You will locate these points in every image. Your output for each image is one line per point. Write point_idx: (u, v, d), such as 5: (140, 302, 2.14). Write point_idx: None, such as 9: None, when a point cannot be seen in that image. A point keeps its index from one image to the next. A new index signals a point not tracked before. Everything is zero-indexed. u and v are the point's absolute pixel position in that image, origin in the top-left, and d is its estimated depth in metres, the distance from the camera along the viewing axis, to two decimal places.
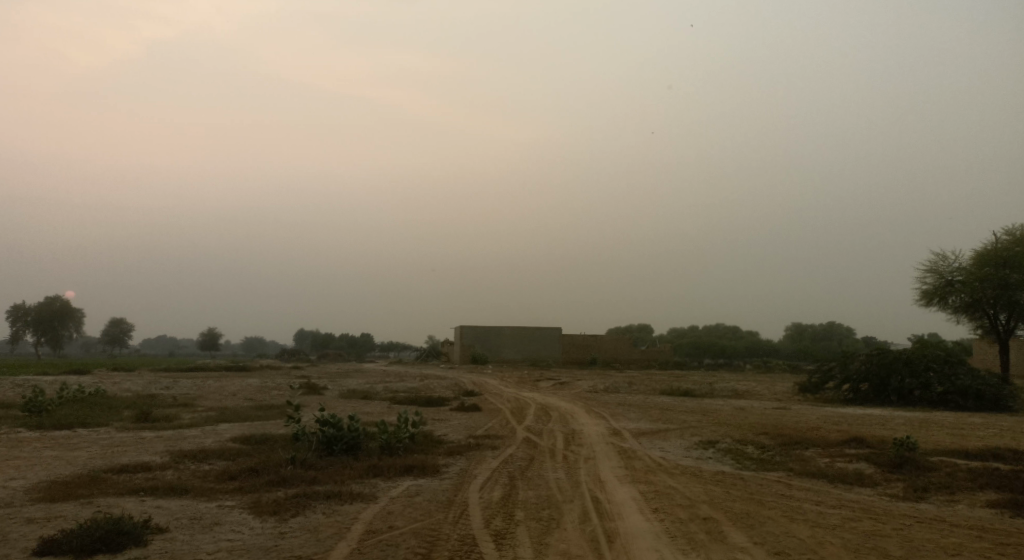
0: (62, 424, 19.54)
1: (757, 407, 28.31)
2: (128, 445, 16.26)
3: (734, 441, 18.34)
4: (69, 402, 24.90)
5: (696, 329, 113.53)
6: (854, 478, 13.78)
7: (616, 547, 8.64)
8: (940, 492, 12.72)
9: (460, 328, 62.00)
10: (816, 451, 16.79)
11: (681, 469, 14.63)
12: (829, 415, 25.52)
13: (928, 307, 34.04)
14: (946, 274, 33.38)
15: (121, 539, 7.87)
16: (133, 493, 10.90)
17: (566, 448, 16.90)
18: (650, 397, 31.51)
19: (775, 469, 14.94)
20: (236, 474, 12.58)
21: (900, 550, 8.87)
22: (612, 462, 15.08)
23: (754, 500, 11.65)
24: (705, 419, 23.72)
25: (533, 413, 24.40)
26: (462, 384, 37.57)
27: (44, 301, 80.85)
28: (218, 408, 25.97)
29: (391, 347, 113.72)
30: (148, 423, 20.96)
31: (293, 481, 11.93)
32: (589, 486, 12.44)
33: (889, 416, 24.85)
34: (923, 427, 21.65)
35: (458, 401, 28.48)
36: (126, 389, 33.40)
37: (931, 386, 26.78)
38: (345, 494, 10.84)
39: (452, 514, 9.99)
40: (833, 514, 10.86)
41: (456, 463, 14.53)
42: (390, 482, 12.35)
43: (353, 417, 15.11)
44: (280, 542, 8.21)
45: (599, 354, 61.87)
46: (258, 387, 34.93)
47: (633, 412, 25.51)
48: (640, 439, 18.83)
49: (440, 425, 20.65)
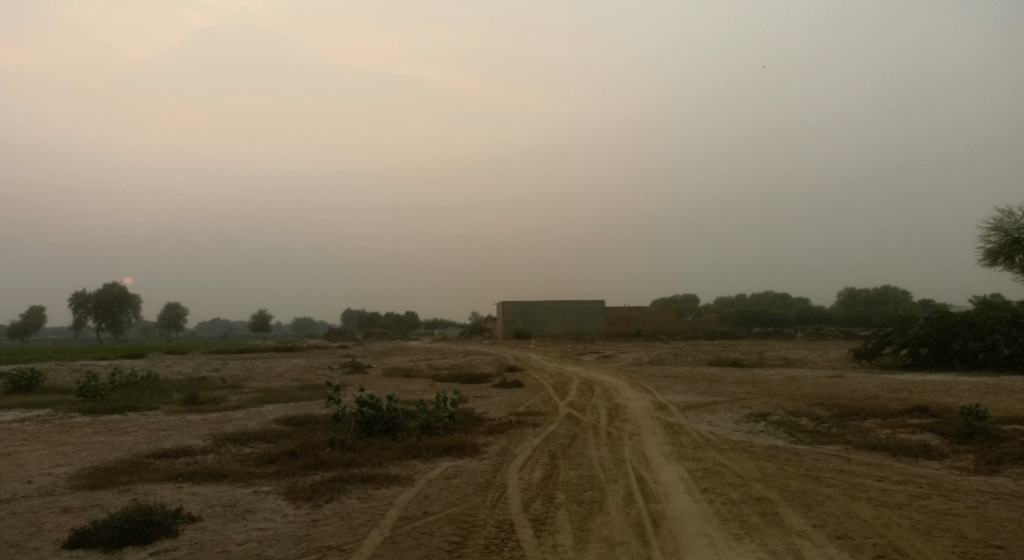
0: (113, 408, 19.72)
1: (809, 376, 27.48)
2: (173, 429, 16.25)
3: (786, 413, 17.66)
4: (121, 386, 25.27)
5: (744, 297, 111.59)
6: (918, 450, 13.07)
7: (663, 532, 8.17)
8: (1015, 465, 11.98)
9: (504, 303, 61.65)
10: (875, 422, 16.03)
11: (730, 444, 14.07)
12: (887, 383, 24.60)
13: (992, 267, 32.64)
14: (1012, 232, 31.90)
15: (151, 530, 7.61)
16: (171, 479, 10.74)
17: (611, 424, 16.45)
18: (699, 368, 30.85)
19: (832, 442, 14.28)
20: (275, 457, 12.41)
21: (977, 532, 8.22)
22: (659, 439, 14.59)
23: (811, 478, 11.05)
24: (755, 390, 23.09)
25: (577, 388, 24.04)
26: (506, 360, 37.44)
27: (102, 288, 82.64)
28: (264, 389, 26.13)
29: (436, 325, 114.14)
30: (196, 405, 21.09)
31: (330, 465, 11.69)
32: (633, 465, 12.01)
33: (952, 382, 23.82)
34: (989, 393, 20.66)
35: (500, 377, 28.34)
36: (178, 372, 33.86)
37: (996, 348, 25.53)
38: (381, 478, 10.56)
39: (490, 498, 9.64)
40: (899, 491, 10.20)
41: (497, 443, 14.19)
42: (428, 464, 12.09)
43: (391, 397, 14.86)
44: (312, 531, 7.92)
45: (644, 326, 61.54)
46: (305, 367, 35.13)
47: (679, 384, 24.89)
48: (687, 413, 18.31)
49: (483, 403, 20.39)
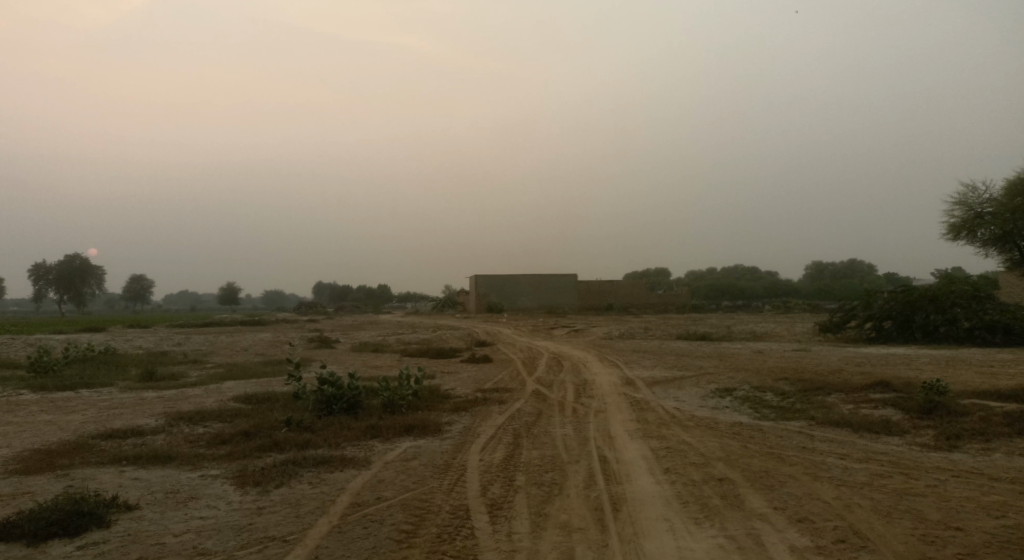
0: (65, 385, 19.12)
1: (775, 350, 27.53)
2: (125, 408, 15.71)
3: (752, 388, 17.57)
4: (76, 361, 24.54)
5: (714, 271, 112.26)
6: (880, 426, 13.01)
7: (622, 516, 7.93)
8: (975, 440, 11.94)
9: (476, 276, 61.21)
10: (839, 398, 15.99)
11: (695, 421, 13.91)
12: (852, 356, 24.69)
13: (956, 241, 32.97)
14: (976, 206, 32.21)
15: (81, 521, 7.19)
16: (115, 462, 10.29)
17: (577, 401, 16.21)
18: (667, 342, 30.78)
19: (797, 418, 14.20)
20: (229, 438, 11.98)
21: (938, 513, 8.10)
22: (624, 416, 14.38)
23: (774, 456, 10.89)
24: (723, 365, 23.07)
25: (545, 363, 23.83)
26: (476, 334, 37.09)
27: (64, 260, 80.68)
28: (226, 365, 25.57)
29: (409, 299, 113.30)
30: (153, 382, 20.50)
31: (284, 446, 11.31)
32: (597, 444, 11.77)
33: (915, 355, 23.99)
34: (951, 366, 20.80)
35: (469, 351, 27.98)
36: (138, 346, 33.05)
37: (957, 322, 25.79)
38: (337, 460, 10.21)
39: (447, 481, 9.35)
40: (862, 470, 10.07)
41: (460, 421, 13.88)
42: (387, 444, 11.76)
43: (353, 375, 14.46)
44: (255, 520, 7.57)
45: (616, 299, 61.58)
46: (271, 342, 34.53)
47: (648, 359, 24.78)
48: (653, 388, 18.17)
49: (448, 379, 20.07)
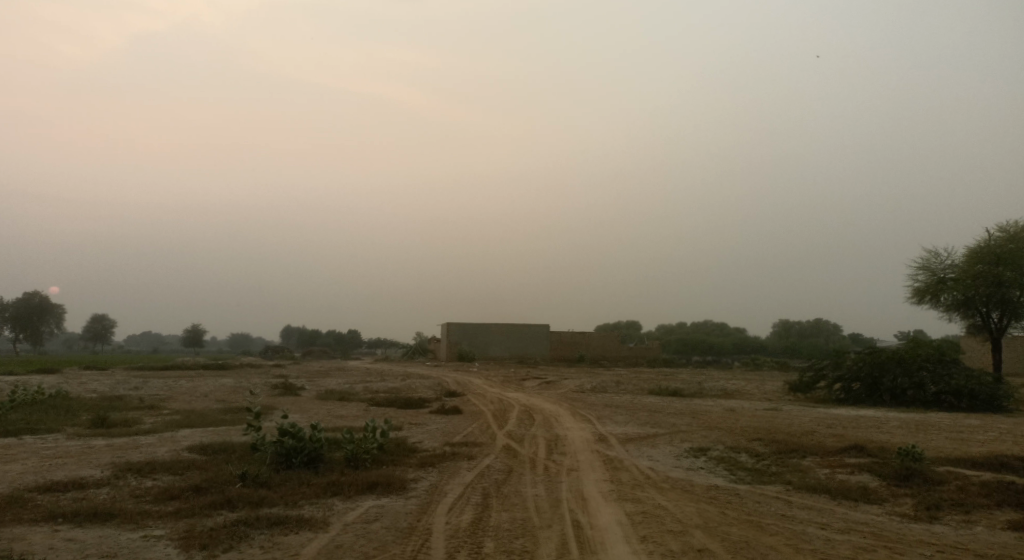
0: (8, 432, 18.09)
1: (746, 409, 27.15)
2: (71, 456, 14.85)
3: (726, 448, 17.14)
4: (24, 405, 23.41)
5: (684, 326, 112.66)
6: (858, 493, 12.62)
7: None
8: (954, 511, 11.58)
9: (447, 324, 60.54)
10: (814, 461, 15.60)
11: (671, 483, 13.40)
12: (822, 417, 24.39)
13: (920, 305, 33.20)
14: (939, 271, 32.63)
15: None
16: (51, 519, 9.53)
17: (548, 458, 15.64)
18: (638, 397, 30.38)
19: (773, 482, 13.77)
20: (179, 494, 11.25)
21: None
22: (596, 475, 13.85)
23: (753, 524, 10.41)
24: (695, 422, 22.65)
25: (515, 416, 23.23)
26: (445, 384, 36.31)
27: (22, 299, 78.58)
28: (183, 412, 24.55)
29: (378, 345, 112.06)
30: (104, 429, 19.53)
31: (237, 504, 10.60)
32: (570, 507, 11.22)
33: (885, 418, 23.76)
34: (921, 431, 20.59)
35: (439, 402, 27.28)
36: (92, 390, 31.73)
37: (924, 386, 25.72)
38: (294, 521, 9.56)
39: (410, 548, 8.73)
40: (844, 543, 9.64)
41: (427, 478, 13.25)
42: (349, 503, 11.11)
43: (315, 426, 13.79)
44: None
45: (586, 351, 61.18)
46: (232, 388, 33.41)
47: (620, 414, 24.26)
48: (626, 446, 17.68)
49: (416, 431, 19.37)
